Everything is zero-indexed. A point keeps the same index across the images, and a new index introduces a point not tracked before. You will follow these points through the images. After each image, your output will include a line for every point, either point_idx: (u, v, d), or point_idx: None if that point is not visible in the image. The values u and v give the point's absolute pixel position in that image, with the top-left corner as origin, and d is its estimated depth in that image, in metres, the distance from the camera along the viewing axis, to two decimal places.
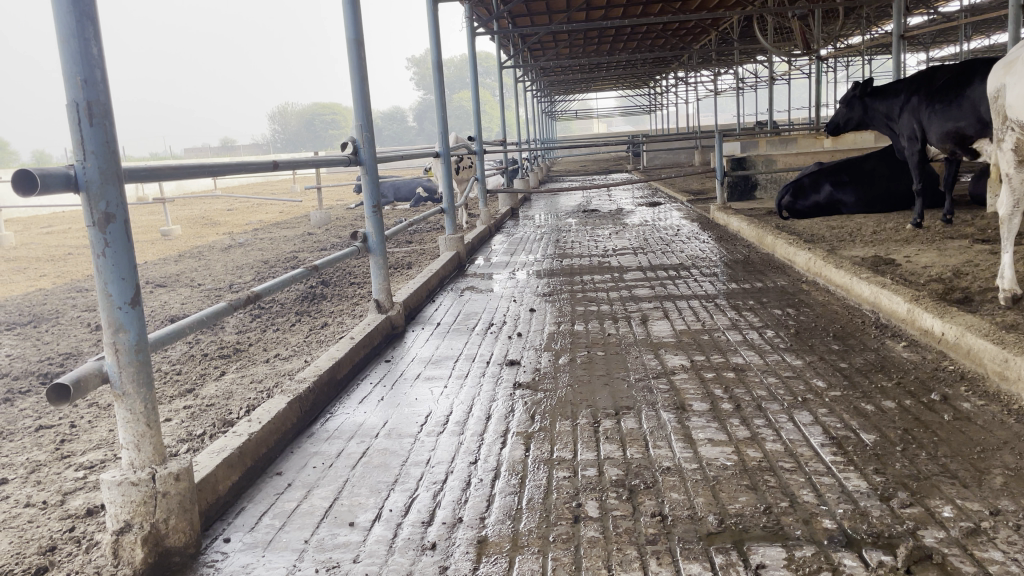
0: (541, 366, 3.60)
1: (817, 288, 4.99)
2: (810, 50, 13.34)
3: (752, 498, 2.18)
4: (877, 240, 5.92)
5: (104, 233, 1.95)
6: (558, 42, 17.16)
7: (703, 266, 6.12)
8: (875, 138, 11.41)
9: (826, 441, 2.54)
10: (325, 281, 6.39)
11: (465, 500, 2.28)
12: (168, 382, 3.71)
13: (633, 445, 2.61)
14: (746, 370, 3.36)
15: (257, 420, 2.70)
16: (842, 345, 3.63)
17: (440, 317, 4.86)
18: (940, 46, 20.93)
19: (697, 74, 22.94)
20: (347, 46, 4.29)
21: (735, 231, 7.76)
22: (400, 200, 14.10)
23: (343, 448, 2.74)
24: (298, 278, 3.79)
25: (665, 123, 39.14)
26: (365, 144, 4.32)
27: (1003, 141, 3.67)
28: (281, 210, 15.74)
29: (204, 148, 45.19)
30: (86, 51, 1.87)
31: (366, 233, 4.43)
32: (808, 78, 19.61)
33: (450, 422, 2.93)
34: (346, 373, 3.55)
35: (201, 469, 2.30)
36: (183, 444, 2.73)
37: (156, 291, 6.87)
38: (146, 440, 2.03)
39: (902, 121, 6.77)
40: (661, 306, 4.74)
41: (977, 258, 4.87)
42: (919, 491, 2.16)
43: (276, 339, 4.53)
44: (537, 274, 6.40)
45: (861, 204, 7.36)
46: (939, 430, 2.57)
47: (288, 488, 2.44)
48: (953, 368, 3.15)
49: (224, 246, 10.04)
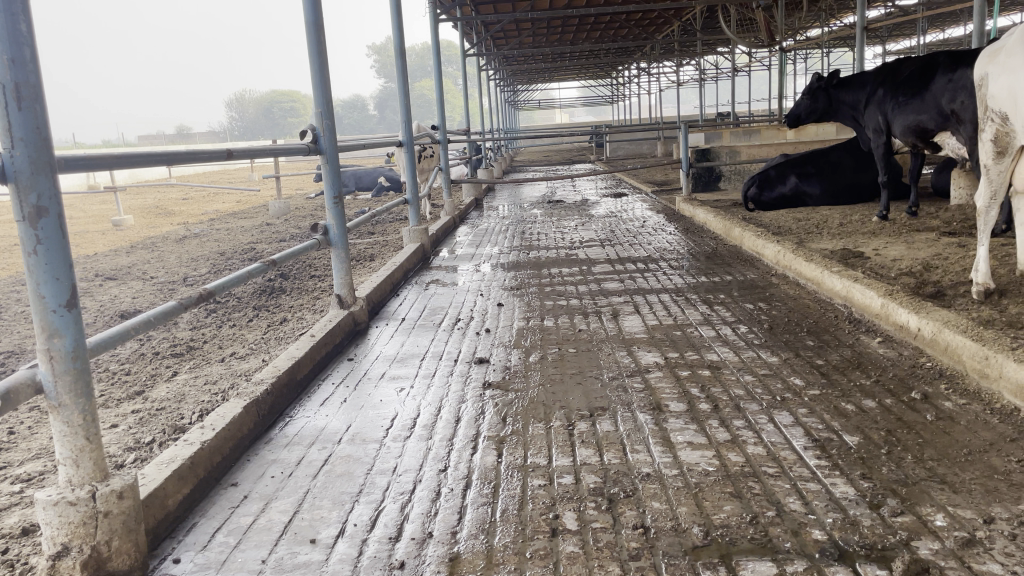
0: (511, 365, 3.47)
1: (787, 281, 4.94)
2: (773, 41, 13.37)
3: (737, 507, 2.08)
4: (844, 233, 5.89)
5: (35, 229, 1.76)
6: (522, 30, 17.00)
7: (670, 258, 6.04)
8: (836, 129, 11.50)
9: (809, 443, 2.45)
10: (284, 274, 6.18)
11: (434, 513, 2.14)
12: (115, 384, 3.50)
13: (610, 449, 2.49)
14: (721, 368, 3.26)
15: (210, 427, 2.53)
16: (817, 340, 3.56)
17: (404, 313, 4.70)
18: (895, 40, 21.17)
19: (659, 65, 22.93)
20: (306, 28, 4.09)
21: (702, 223, 7.71)
22: (362, 189, 13.83)
23: (303, 455, 2.58)
24: (254, 273, 3.58)
25: (627, 113, 39.19)
26: (325, 133, 4.13)
27: (983, 131, 3.63)
28: (238, 199, 15.34)
29: (157, 135, 44.03)
30: (13, 26, 1.68)
31: (327, 226, 4.23)
32: (769, 71, 19.71)
33: (417, 426, 2.79)
34: (307, 373, 3.38)
35: (148, 482, 2.13)
36: (129, 454, 2.54)
37: (105, 284, 6.57)
38: (86, 455, 1.85)
39: (867, 114, 6.74)
40: (631, 301, 4.64)
41: (945, 250, 4.86)
42: (908, 497, 2.08)
43: (232, 336, 4.34)
44: (503, 266, 6.28)
45: (827, 196, 7.35)
46: (923, 431, 2.50)
47: (244, 501, 2.28)
48: (931, 365, 3.09)
49: (179, 237, 9.72)
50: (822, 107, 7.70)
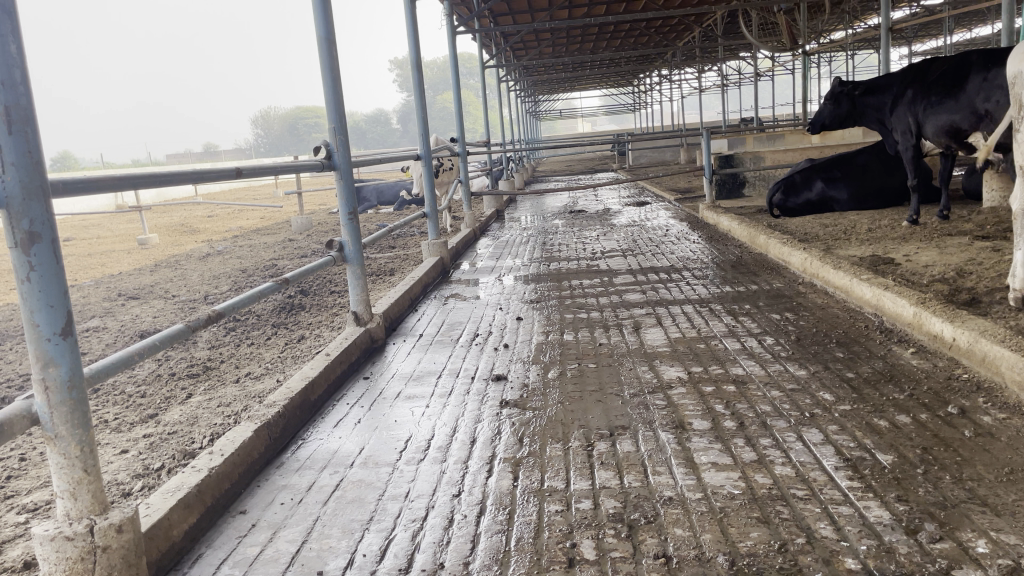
0: (529, 382, 3.38)
1: (814, 290, 4.80)
2: (796, 44, 13.17)
3: (765, 534, 1.97)
4: (873, 238, 5.74)
5: (28, 255, 1.71)
6: (541, 41, 16.97)
7: (694, 268, 5.92)
8: (863, 132, 11.30)
9: (840, 463, 2.33)
10: (303, 291, 6.15)
11: (447, 542, 2.06)
12: (129, 407, 3.46)
13: (631, 471, 2.39)
14: (747, 383, 3.14)
15: (219, 453, 2.47)
16: (846, 352, 3.43)
17: (422, 328, 4.63)
18: (922, 40, 20.76)
19: (680, 73, 22.75)
20: (318, 44, 4.05)
21: (726, 231, 7.57)
22: (384, 203, 13.86)
23: (314, 480, 2.52)
24: (266, 292, 3.51)
25: (650, 121, 39.12)
26: (338, 148, 4.07)
27: (1018, 132, 3.48)
28: (263, 216, 15.42)
29: (184, 154, 44.63)
30: (3, 50, 1.64)
31: (342, 242, 4.18)
32: (792, 75, 19.47)
33: (432, 448, 2.71)
34: (321, 394, 3.31)
35: (151, 513, 2.06)
36: (138, 481, 2.48)
37: (127, 304, 6.59)
38: (83, 487, 1.80)
39: (896, 115, 6.53)
40: (654, 313, 4.53)
41: (979, 255, 4.70)
42: (948, 522, 1.95)
43: (249, 355, 4.29)
44: (524, 278, 6.19)
45: (854, 201, 7.19)
46: (961, 448, 2.37)
47: (252, 529, 2.21)
48: (968, 377, 2.95)
49: (202, 254, 9.77)
50: (846, 111, 7.54)
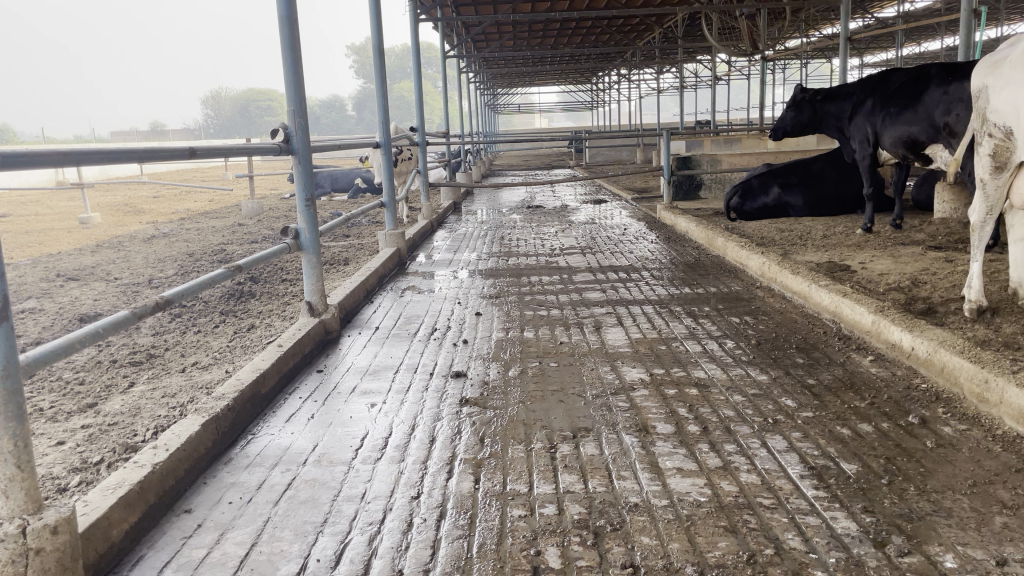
0: (489, 380, 3.30)
1: (772, 294, 4.82)
2: (755, 50, 13.30)
3: (733, 544, 1.93)
4: (828, 245, 5.80)
5: None
6: (503, 33, 16.86)
7: (652, 268, 5.91)
8: (818, 140, 11.47)
9: (805, 471, 2.31)
10: (254, 278, 5.97)
11: (406, 548, 1.97)
12: (65, 395, 3.27)
13: (595, 476, 2.33)
14: (709, 386, 3.12)
15: (163, 448, 2.34)
16: (807, 358, 3.44)
17: (378, 321, 4.52)
18: (874, 53, 21.22)
19: (639, 73, 22.86)
20: (279, 24, 3.89)
21: (683, 232, 7.60)
22: (338, 190, 13.61)
23: (265, 478, 2.40)
24: (217, 279, 3.35)
25: (608, 119, 39.38)
26: (297, 132, 3.93)
27: (980, 145, 3.53)
28: (212, 199, 15.03)
29: (131, 132, 43.37)
30: None
31: (298, 230, 4.04)
32: (748, 81, 19.73)
33: (389, 447, 2.61)
34: (273, 387, 3.19)
35: (89, 512, 1.93)
36: (74, 476, 2.33)
37: (67, 285, 6.32)
38: (16, 485, 1.66)
39: (853, 125, 6.63)
40: (614, 312, 4.49)
41: (932, 265, 4.77)
42: (915, 535, 1.94)
43: (197, 344, 4.12)
44: (481, 273, 6.10)
45: (809, 207, 7.27)
46: (924, 459, 2.37)
47: (197, 530, 2.09)
48: (927, 387, 2.97)
49: (147, 236, 9.44)
50: (805, 119, 7.61)
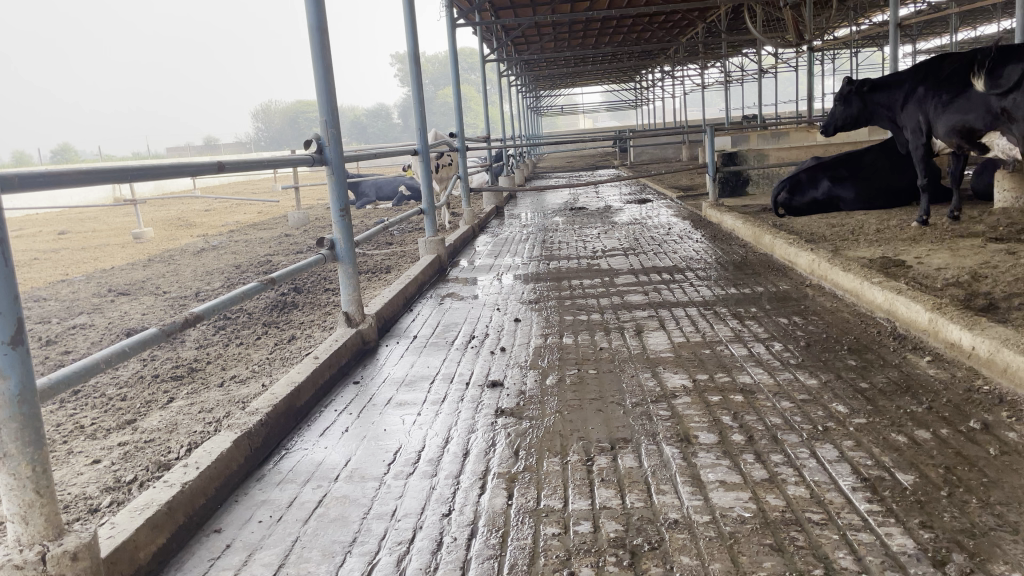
0: (527, 389, 3.22)
1: (822, 293, 4.64)
2: (802, 40, 12.96)
3: (779, 564, 1.82)
4: (881, 239, 5.58)
5: None
6: (543, 35, 16.77)
7: (697, 268, 5.75)
8: (869, 131, 11.10)
9: (857, 483, 2.18)
10: (297, 288, 6.01)
11: (434, 568, 1.90)
12: (107, 412, 3.30)
13: (633, 490, 2.24)
14: (755, 392, 2.99)
15: (194, 466, 2.32)
16: (859, 360, 3.28)
17: (417, 330, 4.47)
18: (928, 37, 20.48)
19: (684, 69, 22.51)
20: (310, 34, 3.88)
21: (730, 230, 7.41)
22: (383, 199, 13.70)
23: (296, 495, 2.36)
24: (253, 292, 3.32)
25: (652, 117, 39.00)
26: (330, 143, 3.91)
27: None
28: (260, 210, 15.26)
29: (184, 147, 44.46)
30: None
31: (333, 240, 4.02)
32: (795, 72, 19.27)
33: (422, 461, 2.55)
34: (308, 400, 3.16)
35: (116, 534, 1.91)
36: (106, 496, 2.32)
37: (117, 300, 6.44)
38: (35, 511, 1.67)
39: (905, 114, 6.36)
40: (657, 315, 4.37)
41: (994, 258, 4.54)
42: (978, 552, 1.80)
43: (237, 357, 4.13)
44: (523, 277, 6.02)
45: (861, 200, 7.02)
46: (987, 468, 2.22)
47: (226, 551, 2.06)
48: (989, 389, 2.79)
49: (197, 249, 9.61)
50: (856, 111, 7.36)
